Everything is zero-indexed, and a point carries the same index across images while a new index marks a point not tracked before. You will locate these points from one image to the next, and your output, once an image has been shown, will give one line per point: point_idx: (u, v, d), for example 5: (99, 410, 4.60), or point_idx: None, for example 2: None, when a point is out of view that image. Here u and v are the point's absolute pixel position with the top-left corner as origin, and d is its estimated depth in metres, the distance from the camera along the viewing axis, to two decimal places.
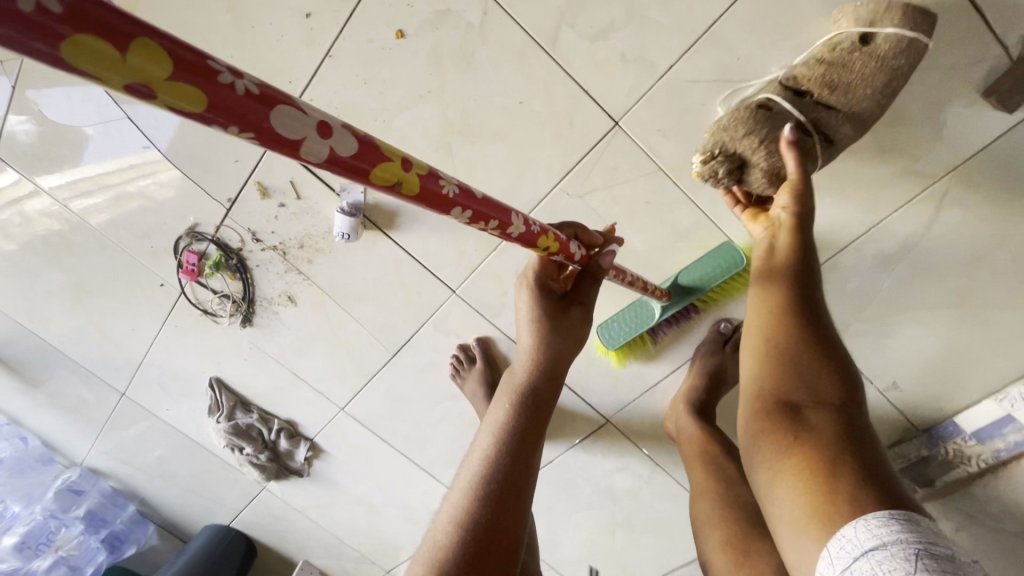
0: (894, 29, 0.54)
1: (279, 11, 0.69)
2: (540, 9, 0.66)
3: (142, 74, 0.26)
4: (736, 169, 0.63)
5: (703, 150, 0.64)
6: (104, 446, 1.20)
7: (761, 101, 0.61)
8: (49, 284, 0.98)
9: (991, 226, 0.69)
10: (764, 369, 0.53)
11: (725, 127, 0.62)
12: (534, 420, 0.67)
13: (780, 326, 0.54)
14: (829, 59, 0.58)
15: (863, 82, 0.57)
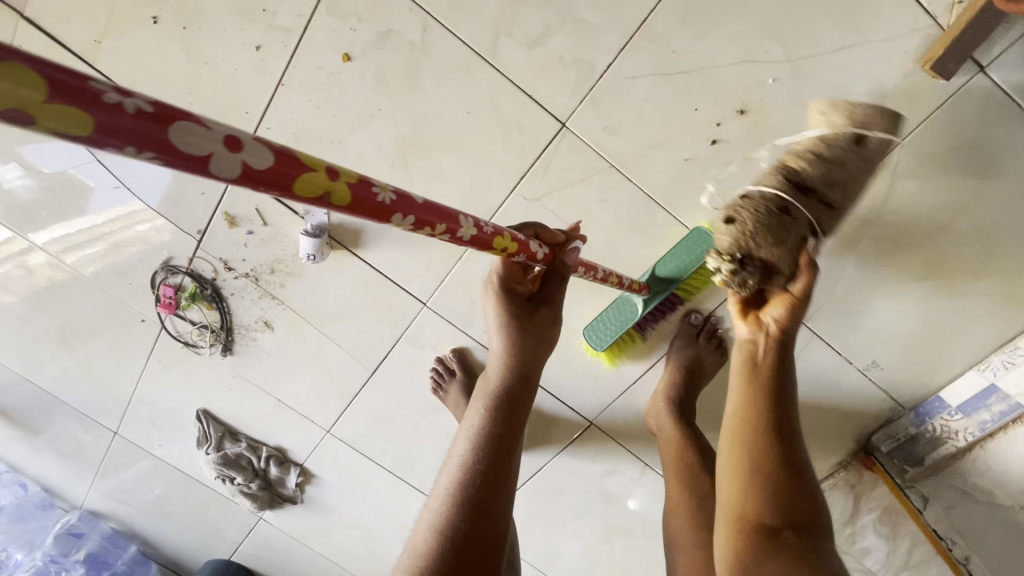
0: (882, 133, 0.60)
1: (230, 45, 0.72)
2: (477, 22, 0.68)
3: (12, 100, 0.23)
4: (761, 274, 0.59)
5: (723, 256, 0.60)
6: (102, 488, 1.21)
7: (776, 201, 0.59)
8: (38, 329, 1.01)
9: (948, 196, 0.69)
10: (739, 492, 0.53)
11: (747, 231, 0.58)
12: (509, 419, 0.67)
13: (758, 421, 0.55)
14: (827, 156, 0.59)
15: (856, 181, 0.60)
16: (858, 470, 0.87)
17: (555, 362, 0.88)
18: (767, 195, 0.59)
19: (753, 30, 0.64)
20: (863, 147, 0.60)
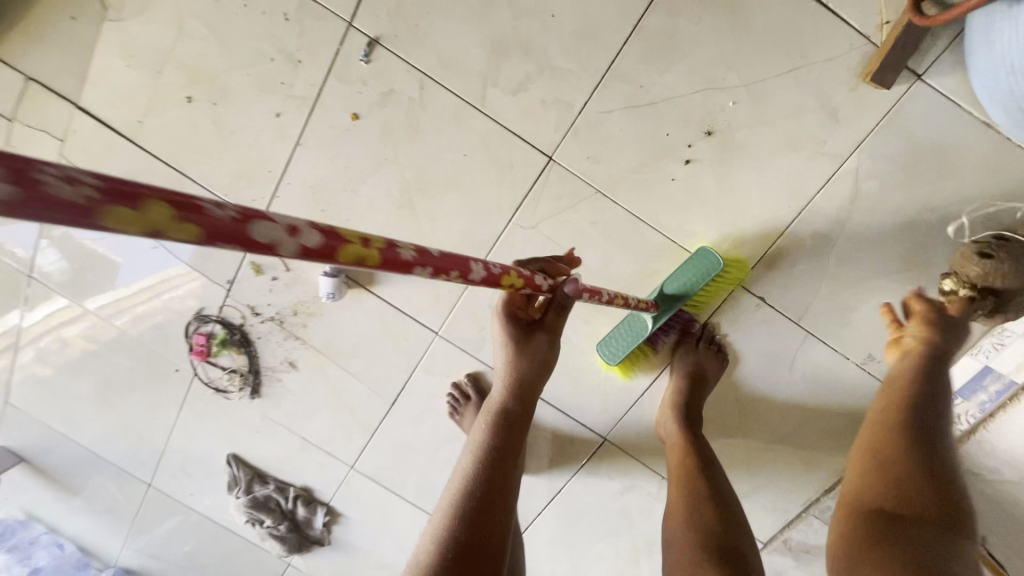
0: None
1: (255, 116, 0.83)
2: (466, 77, 0.77)
3: (150, 223, 0.27)
4: (981, 298, 0.70)
5: (954, 279, 0.71)
6: (135, 543, 1.24)
7: (1018, 242, 0.69)
8: (81, 387, 1.08)
9: (911, 192, 0.74)
10: (873, 477, 0.61)
11: (979, 264, 0.69)
12: (508, 433, 0.72)
13: (889, 439, 0.63)
14: None
15: None
16: None
17: (564, 380, 0.92)
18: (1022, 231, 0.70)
19: (708, 62, 0.72)
20: None
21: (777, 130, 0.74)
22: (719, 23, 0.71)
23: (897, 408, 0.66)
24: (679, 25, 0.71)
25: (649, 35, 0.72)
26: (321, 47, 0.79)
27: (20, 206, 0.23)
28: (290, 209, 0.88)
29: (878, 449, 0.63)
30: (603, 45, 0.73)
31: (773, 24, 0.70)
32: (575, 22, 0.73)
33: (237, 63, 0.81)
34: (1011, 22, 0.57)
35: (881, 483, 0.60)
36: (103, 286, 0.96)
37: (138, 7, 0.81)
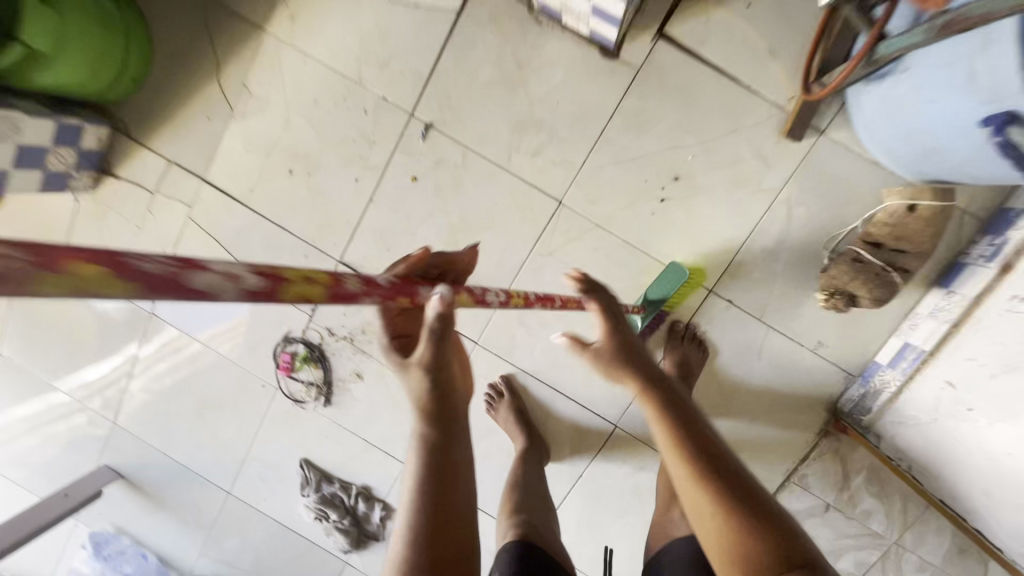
0: (930, 203, 0.87)
1: (339, 181, 1.12)
2: (496, 147, 1.06)
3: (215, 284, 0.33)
4: (849, 298, 0.95)
5: (822, 290, 0.97)
6: (210, 552, 1.41)
7: (857, 253, 0.92)
8: (180, 405, 1.31)
9: (830, 213, 0.99)
10: (741, 536, 0.51)
11: (833, 276, 0.94)
12: (446, 448, 0.60)
13: (713, 481, 0.54)
14: (890, 222, 0.90)
15: (920, 231, 0.89)
16: (835, 434, 1.07)
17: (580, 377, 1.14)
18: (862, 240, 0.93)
19: (670, 128, 1.01)
20: (916, 211, 0.88)
21: (726, 173, 1.01)
22: (676, 102, 0.99)
23: (693, 444, 0.57)
24: (647, 104, 1.00)
25: (627, 113, 1.01)
26: (389, 131, 1.08)
27: (133, 282, 0.28)
28: (361, 250, 1.14)
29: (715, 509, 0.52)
30: (594, 120, 1.02)
31: (714, 101, 0.98)
32: (573, 106, 1.02)
33: (327, 144, 1.11)
34: (867, 95, 0.84)
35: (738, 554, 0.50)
36: (193, 322, 1.23)
37: (256, 109, 1.12)
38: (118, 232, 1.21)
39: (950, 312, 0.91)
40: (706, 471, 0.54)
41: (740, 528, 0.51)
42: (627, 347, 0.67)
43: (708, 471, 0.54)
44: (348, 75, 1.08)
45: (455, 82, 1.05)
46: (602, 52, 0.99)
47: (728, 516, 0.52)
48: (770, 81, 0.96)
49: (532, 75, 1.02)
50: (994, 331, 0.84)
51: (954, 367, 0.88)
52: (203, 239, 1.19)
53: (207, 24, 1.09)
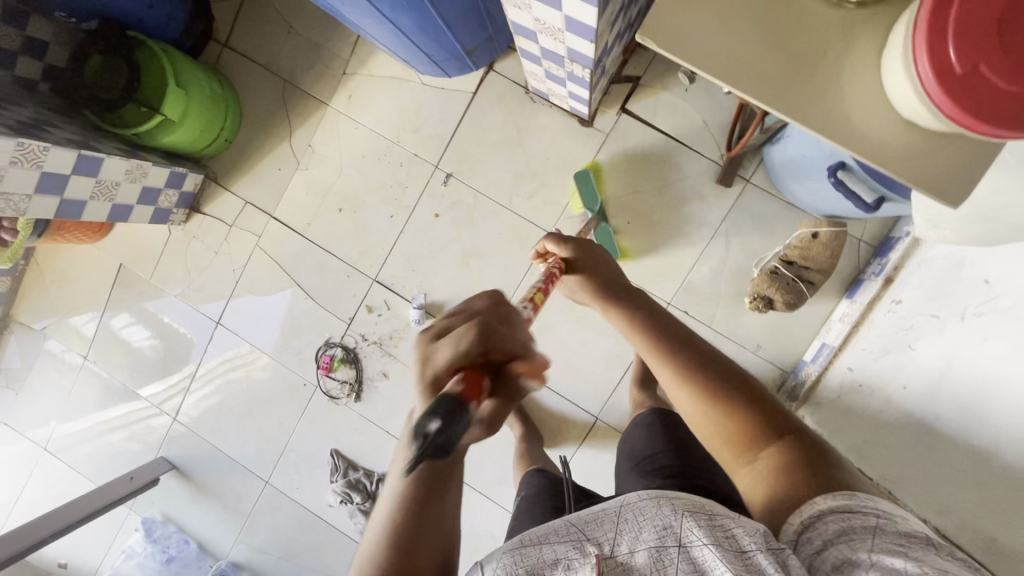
0: (828, 230, 1.14)
1: (378, 217, 1.43)
2: (500, 191, 1.38)
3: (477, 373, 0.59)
4: (769, 302, 1.21)
5: (749, 295, 1.23)
6: (244, 539, 1.59)
7: (774, 268, 1.20)
8: (232, 402, 1.56)
9: (759, 242, 1.28)
10: (730, 408, 0.68)
11: (756, 284, 1.21)
12: (431, 496, 0.58)
13: (690, 370, 0.70)
14: (799, 245, 1.17)
15: (822, 252, 1.16)
16: None
17: (567, 375, 1.39)
18: (780, 258, 1.20)
19: (633, 177, 1.32)
20: (819, 237, 1.15)
21: (678, 211, 1.31)
22: (637, 158, 1.31)
23: (691, 362, 0.71)
24: (615, 160, 1.32)
25: (600, 166, 1.33)
26: (419, 178, 1.41)
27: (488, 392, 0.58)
28: (393, 271, 1.43)
29: (719, 407, 0.68)
30: (575, 171, 1.34)
31: (666, 158, 1.30)
32: (559, 161, 1.35)
33: (370, 188, 1.43)
34: (771, 152, 1.16)
35: (741, 433, 0.67)
36: (243, 334, 1.52)
37: (317, 162, 1.45)
38: (199, 256, 1.52)
39: (851, 315, 1.17)
40: (685, 365, 0.71)
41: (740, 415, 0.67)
42: (619, 293, 0.81)
43: (711, 377, 0.69)
44: (389, 137, 1.42)
45: (470, 143, 1.38)
46: (580, 121, 1.33)
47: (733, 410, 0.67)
48: (706, 143, 1.29)
49: (528, 138, 1.36)
50: (879, 327, 1.09)
51: (854, 356, 1.12)
52: (267, 262, 1.49)
53: (284, 100, 1.46)
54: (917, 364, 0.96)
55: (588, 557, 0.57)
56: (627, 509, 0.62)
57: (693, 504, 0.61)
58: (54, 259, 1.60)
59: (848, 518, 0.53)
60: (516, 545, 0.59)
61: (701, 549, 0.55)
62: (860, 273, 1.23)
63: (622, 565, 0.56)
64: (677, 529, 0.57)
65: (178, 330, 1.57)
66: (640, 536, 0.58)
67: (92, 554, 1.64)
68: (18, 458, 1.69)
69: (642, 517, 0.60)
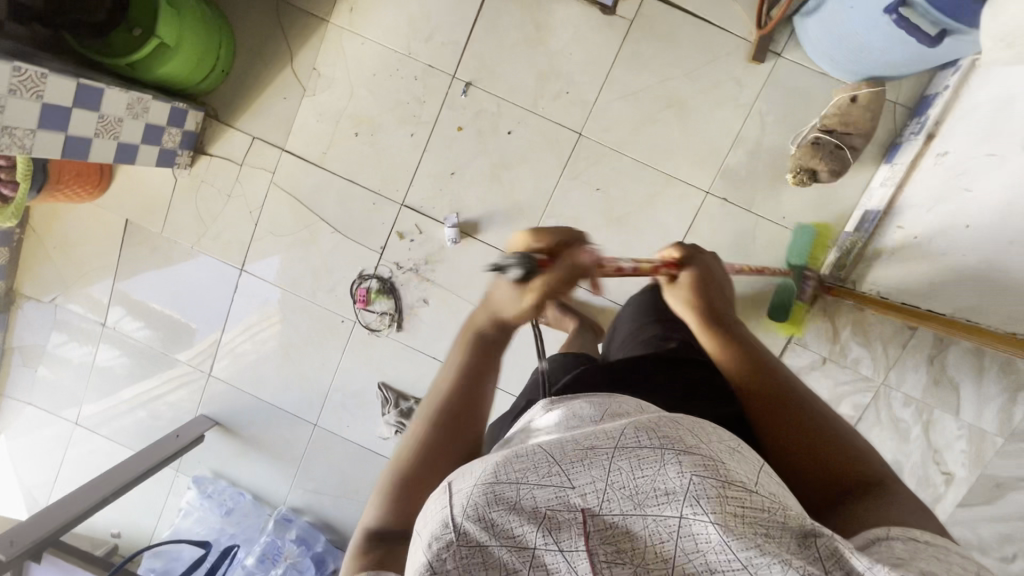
0: (867, 91, 1.14)
1: (398, 138, 1.37)
2: (525, 94, 1.32)
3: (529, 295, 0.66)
4: (812, 174, 1.21)
5: (791, 171, 1.23)
6: (300, 483, 1.58)
7: (815, 138, 1.19)
8: (270, 350, 1.52)
9: (793, 118, 1.27)
10: (779, 395, 0.62)
11: (797, 157, 1.21)
12: (473, 384, 0.65)
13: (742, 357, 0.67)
14: (839, 111, 1.18)
15: (862, 114, 1.16)
16: (823, 296, 1.31)
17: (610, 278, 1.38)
18: (819, 129, 1.20)
19: (661, 65, 1.28)
20: (858, 100, 1.16)
21: (708, 95, 1.28)
22: (664, 44, 1.27)
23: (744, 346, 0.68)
24: (641, 49, 1.28)
25: (626, 58, 1.29)
26: (437, 91, 1.34)
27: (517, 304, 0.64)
28: (421, 193, 1.38)
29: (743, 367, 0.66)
30: (599, 66, 1.29)
31: (693, 40, 1.26)
32: (583, 56, 1.29)
33: (386, 107, 1.36)
34: (809, 16, 1.13)
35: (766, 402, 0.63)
36: (269, 277, 1.47)
37: (325, 86, 1.37)
38: (211, 202, 1.44)
39: (893, 178, 1.17)
40: (735, 347, 0.68)
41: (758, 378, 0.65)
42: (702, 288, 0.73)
43: (771, 369, 0.65)
44: (399, 50, 1.33)
45: (487, 46, 1.31)
46: (602, 10, 1.27)
47: (772, 397, 0.62)
48: (733, 20, 1.25)
49: (548, 35, 1.29)
50: (926, 181, 1.09)
51: (904, 213, 1.13)
52: (285, 200, 1.42)
53: (280, 21, 1.35)
54: (979, 203, 0.97)
55: (575, 511, 0.42)
56: (624, 452, 0.45)
57: (705, 453, 0.44)
58: (54, 224, 1.51)
59: (911, 537, 0.44)
60: (482, 491, 0.43)
61: (708, 527, 0.40)
62: (898, 137, 1.23)
63: (611, 531, 0.42)
64: (679, 492, 0.42)
65: (181, 321, 1.54)
66: (636, 498, 0.42)
67: (145, 519, 1.62)
68: (50, 436, 1.64)
69: (639, 474, 0.43)
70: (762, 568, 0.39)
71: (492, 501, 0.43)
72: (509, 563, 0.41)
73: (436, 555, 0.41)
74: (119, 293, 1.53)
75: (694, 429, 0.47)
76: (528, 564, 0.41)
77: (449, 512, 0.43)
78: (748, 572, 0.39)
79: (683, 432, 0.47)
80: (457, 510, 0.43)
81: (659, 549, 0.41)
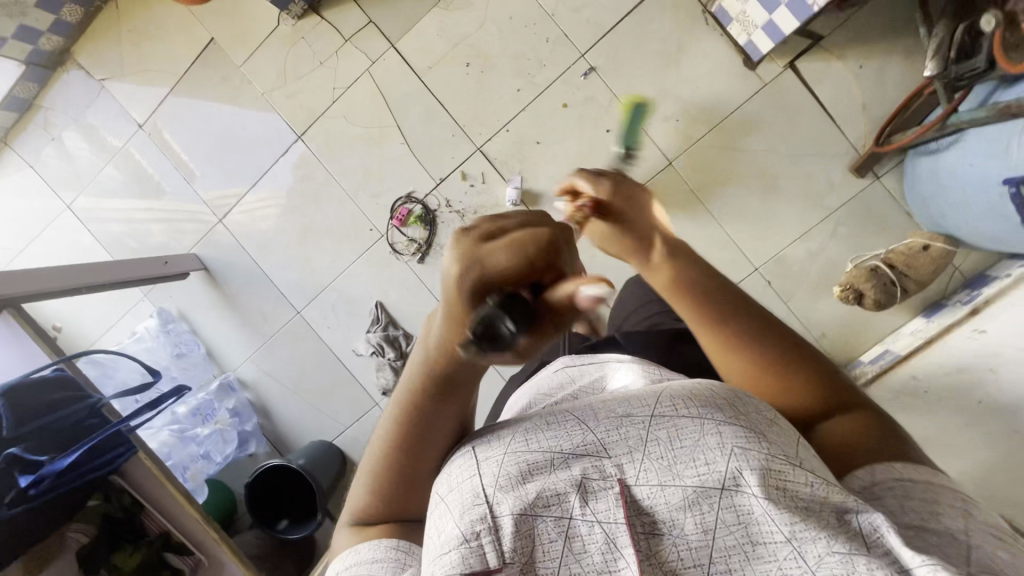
0: (942, 245, 1.19)
1: (505, 87, 1.36)
2: (638, 102, 1.33)
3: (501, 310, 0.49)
4: (858, 296, 1.25)
5: (840, 285, 1.27)
6: (258, 359, 1.56)
7: (876, 265, 1.23)
8: (289, 225, 1.49)
9: (862, 239, 1.31)
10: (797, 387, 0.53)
11: (852, 275, 1.25)
12: (448, 391, 0.55)
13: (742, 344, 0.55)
14: (907, 252, 1.22)
15: (926, 263, 1.21)
16: None
17: None
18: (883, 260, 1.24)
19: (771, 137, 1.30)
20: (930, 250, 1.20)
21: (800, 183, 1.31)
22: (784, 119, 1.29)
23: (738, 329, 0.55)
24: (761, 114, 1.30)
25: (744, 115, 1.30)
26: (561, 61, 1.33)
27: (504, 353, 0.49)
28: (500, 146, 1.37)
29: (767, 364, 0.54)
30: (716, 110, 1.31)
31: (813, 128, 1.29)
32: (707, 95, 1.31)
33: (507, 52, 1.34)
34: (926, 154, 1.15)
35: (798, 410, 0.53)
36: (322, 157, 1.44)
37: (461, 5, 1.34)
38: (301, 60, 1.41)
39: (926, 332, 1.22)
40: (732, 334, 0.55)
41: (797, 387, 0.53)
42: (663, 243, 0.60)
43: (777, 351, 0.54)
44: (545, 6, 1.32)
45: (627, 42, 1.31)
46: (745, 62, 1.28)
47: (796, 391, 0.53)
48: (854, 128, 1.27)
49: (685, 59, 1.30)
50: (957, 348, 1.13)
51: (923, 366, 1.17)
52: (372, 92, 1.39)
53: None
54: (998, 385, 1.00)
55: (611, 481, 0.44)
56: (660, 423, 0.45)
57: (748, 425, 0.43)
58: (139, 10, 1.46)
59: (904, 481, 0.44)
60: (518, 457, 0.46)
61: (750, 500, 0.40)
62: (944, 298, 1.27)
63: (649, 505, 0.43)
64: (716, 464, 0.42)
65: (217, 159, 1.49)
66: (673, 469, 0.43)
67: (93, 327, 1.58)
68: (37, 209, 1.58)
69: (676, 444, 0.44)
70: (806, 540, 0.39)
71: (525, 470, 0.45)
72: (548, 530, 0.43)
73: (472, 527, 0.43)
74: (151, 126, 1.51)
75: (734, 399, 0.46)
76: (568, 530, 0.43)
77: (480, 483, 0.46)
78: (791, 542, 0.39)
79: (727, 401, 0.46)
80: (489, 478, 0.46)
81: (699, 520, 0.41)
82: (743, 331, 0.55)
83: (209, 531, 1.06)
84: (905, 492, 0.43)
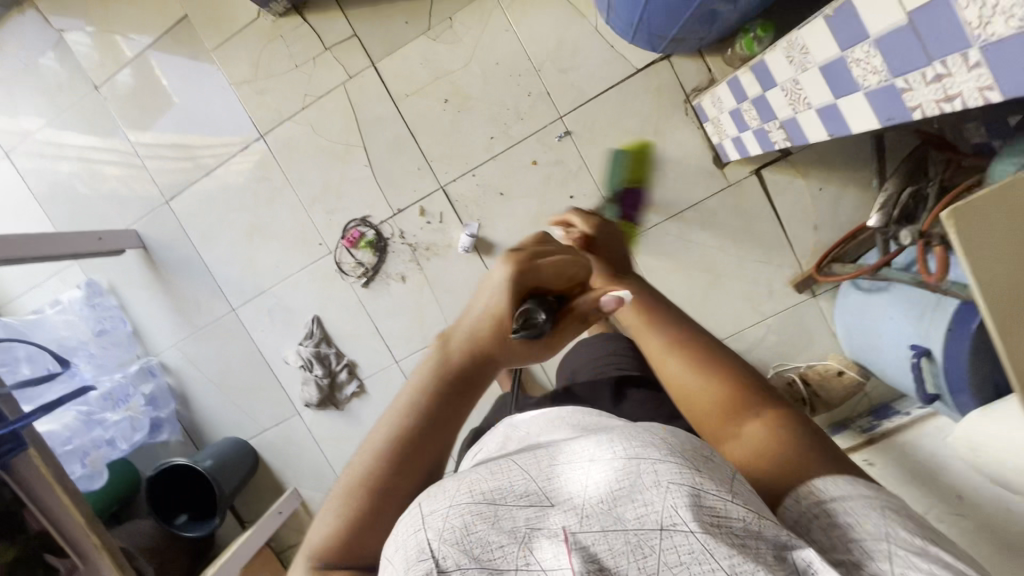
0: (854, 373, 1.26)
1: (478, 132, 1.33)
2: (606, 175, 1.33)
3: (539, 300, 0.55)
4: None
5: None
6: (184, 347, 1.53)
7: (791, 379, 1.28)
8: (237, 221, 1.45)
9: (787, 348, 1.36)
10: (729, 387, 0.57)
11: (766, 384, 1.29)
12: (463, 389, 0.55)
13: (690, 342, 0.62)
14: (823, 373, 1.28)
15: (838, 387, 1.27)
16: None
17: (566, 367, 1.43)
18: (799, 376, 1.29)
19: (725, 236, 1.33)
20: (844, 376, 1.27)
21: (743, 285, 1.35)
22: (741, 222, 1.32)
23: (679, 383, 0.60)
24: (720, 213, 1.32)
25: (704, 209, 1.32)
26: (539, 117, 1.31)
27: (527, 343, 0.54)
28: (463, 189, 1.36)
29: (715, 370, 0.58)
30: (679, 199, 1.32)
31: (766, 236, 1.32)
32: (673, 182, 1.32)
33: (487, 97, 1.32)
34: (858, 289, 1.19)
35: (772, 461, 0.50)
36: (281, 161, 1.40)
37: (449, 39, 1.30)
38: (276, 59, 1.35)
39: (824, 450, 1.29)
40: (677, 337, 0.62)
41: (790, 424, 0.52)
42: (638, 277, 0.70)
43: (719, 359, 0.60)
44: (532, 59, 1.29)
45: (606, 113, 1.30)
46: (714, 159, 1.29)
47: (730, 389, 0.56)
48: (803, 244, 1.31)
49: (659, 143, 1.30)
50: None
51: None
52: (344, 107, 1.35)
53: None
54: None
55: (556, 532, 0.39)
56: (598, 462, 0.41)
57: (680, 460, 0.40)
58: None
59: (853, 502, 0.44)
60: (460, 509, 0.41)
61: (686, 538, 0.37)
62: (847, 419, 1.35)
63: (593, 552, 0.37)
64: (647, 497, 0.38)
65: (173, 139, 1.44)
66: (614, 512, 0.39)
67: (17, 284, 1.52)
68: None
69: (614, 482, 0.40)
70: None
71: (471, 521, 0.40)
72: None
73: None
74: (143, 59, 1.41)
75: (663, 431, 0.43)
76: None
77: (425, 536, 0.40)
78: None
79: (654, 437, 0.42)
80: (435, 532, 0.40)
81: (641, 566, 0.36)
82: (687, 339, 0.62)
83: (92, 538, 1.06)
84: (839, 525, 0.43)
